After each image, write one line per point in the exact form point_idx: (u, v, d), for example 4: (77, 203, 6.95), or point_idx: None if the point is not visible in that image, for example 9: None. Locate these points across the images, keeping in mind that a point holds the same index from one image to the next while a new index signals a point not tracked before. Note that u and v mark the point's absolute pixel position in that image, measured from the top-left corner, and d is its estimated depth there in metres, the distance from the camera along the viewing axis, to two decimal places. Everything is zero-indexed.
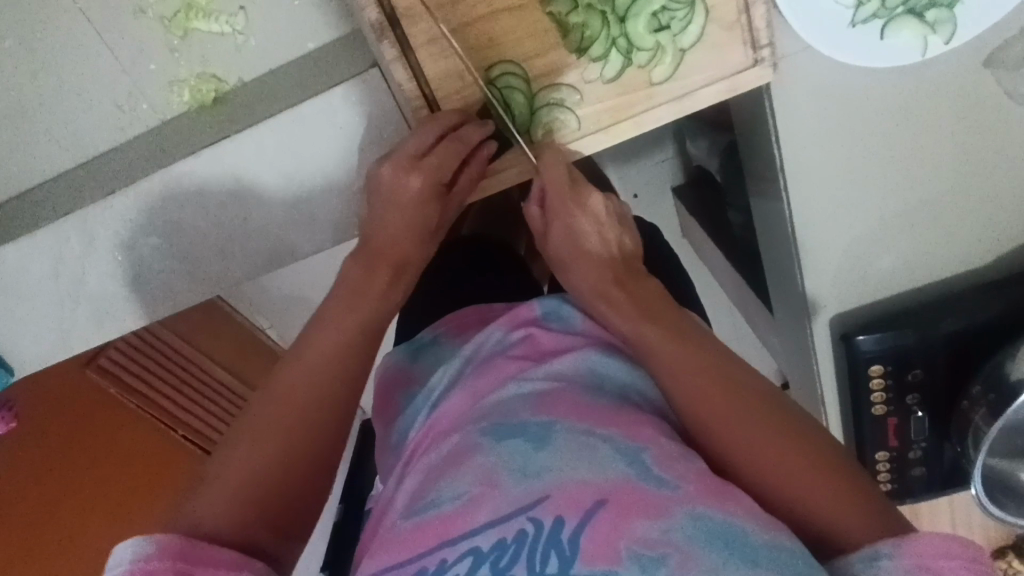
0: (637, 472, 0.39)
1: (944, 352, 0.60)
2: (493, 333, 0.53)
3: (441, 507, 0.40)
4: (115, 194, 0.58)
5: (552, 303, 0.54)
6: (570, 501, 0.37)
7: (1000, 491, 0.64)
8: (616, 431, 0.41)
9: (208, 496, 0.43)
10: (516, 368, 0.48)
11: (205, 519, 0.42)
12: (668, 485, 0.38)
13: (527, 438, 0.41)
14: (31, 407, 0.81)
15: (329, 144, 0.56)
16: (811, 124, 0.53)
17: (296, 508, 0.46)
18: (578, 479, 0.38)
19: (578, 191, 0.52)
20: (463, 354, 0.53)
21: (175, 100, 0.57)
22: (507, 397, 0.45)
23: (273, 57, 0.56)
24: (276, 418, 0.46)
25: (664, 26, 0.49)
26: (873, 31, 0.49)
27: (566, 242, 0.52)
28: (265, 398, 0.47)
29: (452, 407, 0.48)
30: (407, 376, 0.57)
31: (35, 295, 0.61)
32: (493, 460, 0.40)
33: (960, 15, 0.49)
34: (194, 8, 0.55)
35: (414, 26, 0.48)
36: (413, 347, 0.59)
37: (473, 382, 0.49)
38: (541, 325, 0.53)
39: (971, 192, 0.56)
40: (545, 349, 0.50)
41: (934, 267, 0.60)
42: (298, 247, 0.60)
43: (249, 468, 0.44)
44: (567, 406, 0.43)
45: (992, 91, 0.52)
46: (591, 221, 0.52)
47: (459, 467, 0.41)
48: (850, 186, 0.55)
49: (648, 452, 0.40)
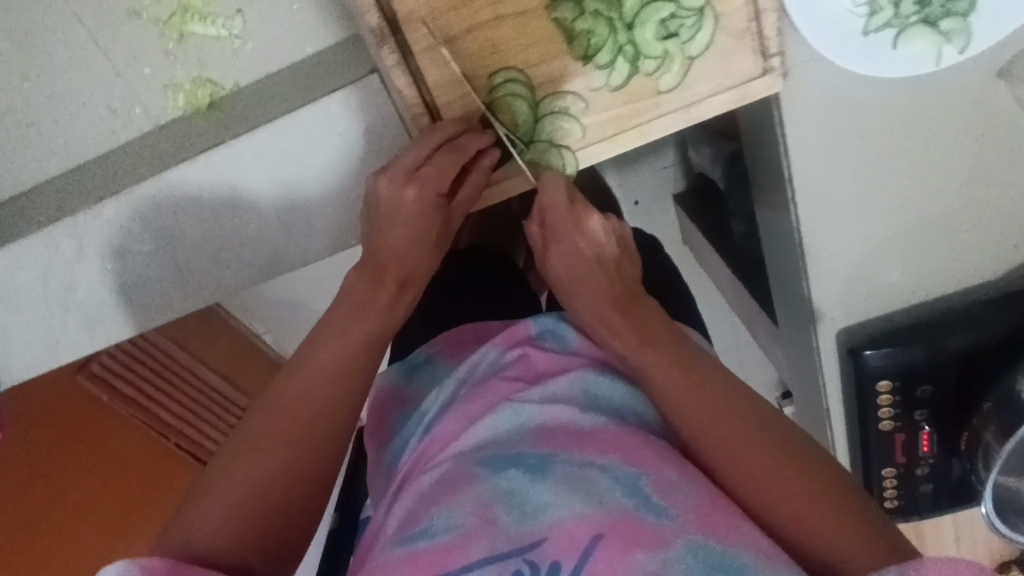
0: (636, 503, 0.38)
1: (954, 368, 0.59)
2: (487, 353, 0.51)
3: (434, 537, 0.38)
4: (107, 199, 0.56)
5: (548, 320, 0.52)
6: (568, 541, 0.36)
7: (1014, 510, 0.61)
8: (615, 458, 0.40)
9: (202, 521, 0.42)
10: (511, 390, 0.47)
11: (197, 543, 0.41)
12: (667, 515, 0.37)
13: (525, 472, 0.40)
14: (21, 415, 0.78)
15: (327, 153, 0.55)
16: (820, 133, 0.51)
17: (288, 535, 0.44)
18: (576, 514, 0.37)
19: (579, 213, 0.50)
20: (457, 376, 0.51)
21: (170, 104, 0.56)
22: (502, 421, 0.44)
23: (267, 61, 0.55)
24: (269, 440, 0.45)
25: (672, 33, 0.47)
26: (885, 41, 0.47)
27: (566, 265, 0.51)
28: (261, 420, 0.45)
29: (444, 431, 0.46)
30: (401, 396, 0.56)
31: (23, 303, 0.59)
32: (489, 492, 0.39)
33: (976, 25, 0.46)
34: (189, 11, 0.54)
35: (415, 31, 0.46)
36: (408, 365, 0.58)
37: (467, 405, 0.47)
38: (536, 344, 0.51)
39: (984, 206, 0.55)
40: (541, 371, 0.49)
41: (943, 282, 0.59)
42: (293, 258, 0.58)
43: (248, 494, 0.43)
44: (564, 435, 0.42)
45: (1005, 103, 0.51)
46: (588, 240, 0.51)
47: (454, 496, 0.40)
48: (861, 200, 0.54)
49: (646, 479, 0.39)
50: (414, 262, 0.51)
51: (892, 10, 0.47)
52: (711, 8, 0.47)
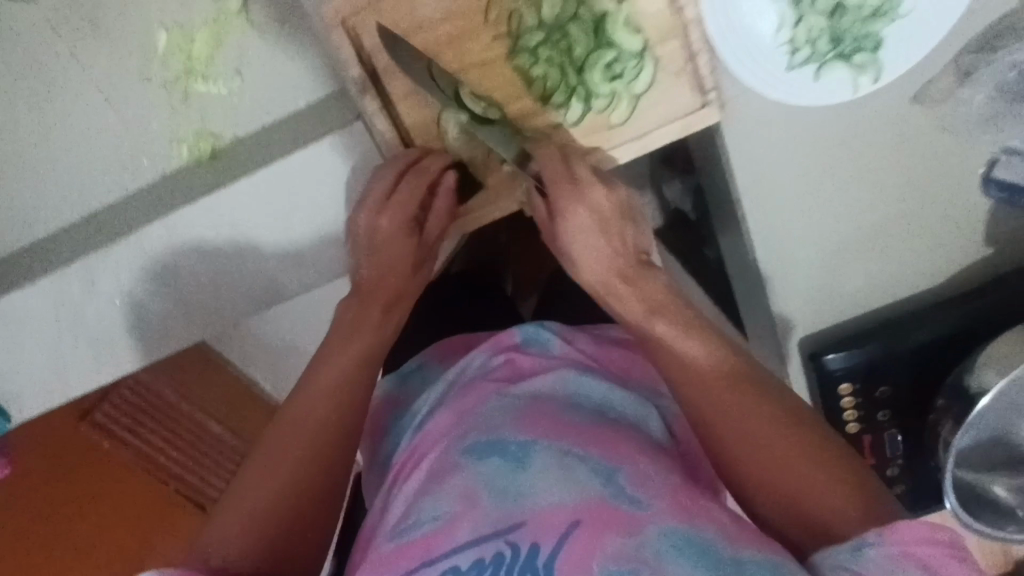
0: (611, 489, 0.41)
1: (908, 366, 0.63)
2: (476, 358, 0.56)
3: (422, 526, 0.42)
4: (116, 242, 0.61)
5: (531, 329, 0.57)
6: (546, 525, 0.39)
7: (976, 503, 0.63)
8: (594, 450, 0.44)
9: (223, 530, 0.45)
10: (498, 391, 0.51)
11: (217, 551, 0.44)
12: (641, 503, 0.40)
13: (507, 458, 0.44)
14: (26, 456, 0.84)
15: (317, 192, 0.60)
16: (758, 159, 0.57)
17: (302, 545, 0.47)
18: (555, 502, 0.40)
19: (581, 186, 0.52)
20: (447, 378, 0.57)
21: (173, 154, 0.61)
22: (489, 415, 0.48)
23: (261, 113, 0.61)
24: (280, 454, 0.49)
25: (617, 75, 0.53)
26: (807, 74, 0.53)
27: (571, 235, 0.54)
28: (273, 435, 0.50)
29: (435, 428, 0.51)
30: (395, 401, 0.60)
31: (36, 340, 0.64)
32: (473, 478, 0.43)
33: (886, 57, 0.52)
34: (193, 72, 0.60)
35: (393, 81, 0.52)
36: (399, 376, 0.62)
37: (458, 404, 0.52)
38: (520, 350, 0.56)
39: (922, 217, 0.60)
40: (523, 372, 0.54)
41: (891, 290, 0.64)
42: (286, 289, 0.63)
43: (264, 505, 0.47)
44: (545, 424, 0.46)
45: (928, 125, 0.56)
46: (591, 205, 0.52)
47: (441, 486, 0.44)
48: (806, 215, 0.59)
49: (621, 471, 0.42)
50: (402, 278, 0.57)
51: (811, 47, 0.53)
52: (651, 51, 0.53)
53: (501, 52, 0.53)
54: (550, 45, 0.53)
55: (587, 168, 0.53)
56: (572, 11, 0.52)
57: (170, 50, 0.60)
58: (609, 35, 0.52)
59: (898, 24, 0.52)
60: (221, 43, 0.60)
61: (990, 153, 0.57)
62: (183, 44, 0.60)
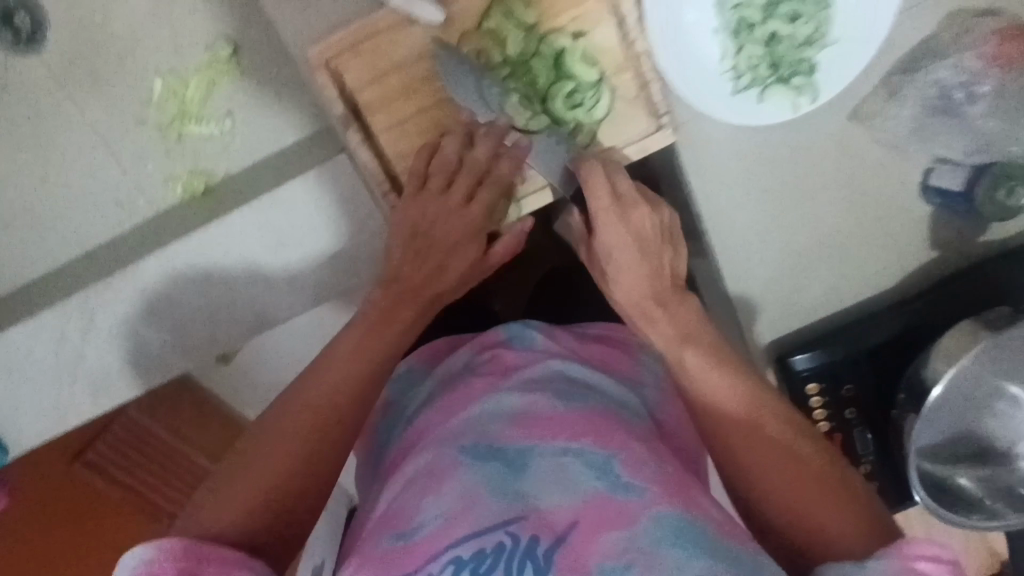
0: (606, 483, 0.44)
1: (868, 365, 0.68)
2: (463, 355, 0.61)
3: (425, 528, 0.44)
4: (113, 276, 0.64)
5: (516, 327, 0.61)
6: (545, 524, 0.42)
7: (945, 496, 0.65)
8: (587, 443, 0.46)
9: (223, 502, 0.49)
10: (490, 389, 0.54)
11: (217, 519, 0.49)
12: (634, 492, 0.43)
13: (506, 464, 0.46)
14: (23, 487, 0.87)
15: (306, 221, 0.64)
16: (712, 177, 0.62)
17: (294, 521, 0.51)
18: (555, 504, 0.43)
19: (623, 206, 0.54)
20: (435, 377, 0.61)
21: (170, 193, 0.66)
22: (485, 416, 0.51)
23: (252, 151, 0.65)
24: (281, 435, 0.52)
25: (578, 104, 0.57)
26: (750, 97, 0.58)
27: (609, 249, 0.56)
28: (278, 414, 0.53)
29: (430, 428, 0.53)
30: (385, 406, 0.64)
31: (35, 375, 0.66)
32: (472, 480, 0.45)
33: (820, 80, 0.58)
34: (187, 116, 0.65)
35: (373, 116, 0.57)
36: (389, 379, 0.65)
37: (449, 403, 0.54)
38: (505, 346, 0.59)
39: (870, 224, 0.64)
40: (508, 365, 0.57)
41: (849, 294, 0.67)
42: (278, 315, 0.67)
43: (262, 483, 0.50)
44: (537, 423, 0.49)
45: (865, 140, 0.61)
46: (632, 226, 0.55)
47: (440, 488, 0.46)
48: (764, 226, 0.64)
49: (615, 460, 0.45)
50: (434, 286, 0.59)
51: (752, 73, 0.58)
52: (607, 81, 0.57)
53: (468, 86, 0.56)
54: (515, 78, 0.56)
55: (628, 190, 0.55)
56: (535, 47, 0.55)
57: (165, 97, 0.64)
58: (568, 69, 0.56)
59: (828, 51, 0.57)
60: (213, 89, 0.64)
61: (924, 164, 0.62)
62: (177, 90, 0.64)
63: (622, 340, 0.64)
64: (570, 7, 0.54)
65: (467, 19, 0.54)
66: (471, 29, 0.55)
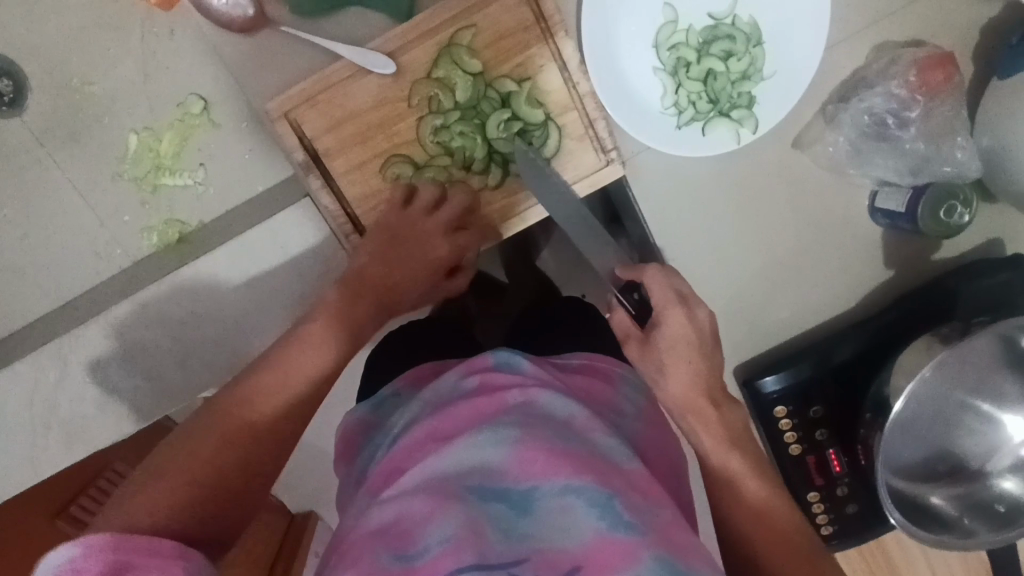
0: (609, 522, 0.46)
1: (833, 384, 0.68)
2: (449, 378, 0.60)
3: (429, 550, 0.45)
4: (86, 322, 0.67)
5: (504, 353, 0.60)
6: (548, 562, 0.45)
7: (920, 514, 0.64)
8: (589, 480, 0.48)
9: (168, 477, 0.47)
10: (484, 419, 0.54)
11: (143, 508, 0.45)
12: (634, 532, 0.45)
13: (512, 504, 0.48)
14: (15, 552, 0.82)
15: (271, 260, 0.66)
16: (664, 208, 0.65)
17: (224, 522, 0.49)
18: (559, 544, 0.46)
19: (689, 306, 0.55)
20: (422, 399, 0.60)
21: (146, 243, 0.68)
22: (482, 447, 0.51)
23: (226, 199, 0.68)
24: (226, 426, 0.50)
25: (528, 142, 0.59)
26: (695, 130, 0.61)
27: (667, 345, 0.55)
28: (226, 403, 0.51)
29: (418, 451, 0.53)
30: (369, 424, 0.66)
31: (12, 424, 0.68)
32: (478, 517, 0.47)
33: (758, 112, 0.61)
34: (161, 169, 0.67)
35: (333, 161, 0.60)
36: (374, 401, 0.68)
37: (439, 428, 0.54)
38: (493, 371, 0.59)
39: (825, 246, 0.66)
40: (496, 388, 0.57)
41: (812, 315, 0.69)
42: (250, 355, 0.69)
43: (210, 464, 0.49)
44: (539, 459, 0.49)
45: (808, 166, 0.64)
46: (696, 324, 0.55)
47: (441, 514, 0.46)
48: (725, 252, 0.66)
49: (617, 499, 0.47)
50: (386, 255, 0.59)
51: (693, 108, 0.61)
52: (553, 121, 0.59)
53: (415, 132, 0.59)
54: (465, 121, 0.59)
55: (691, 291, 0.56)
56: (482, 91, 0.58)
57: (140, 151, 0.68)
58: (515, 110, 0.58)
59: (763, 85, 0.60)
60: (186, 142, 0.67)
61: (869, 187, 0.65)
62: (151, 145, 0.67)
63: (603, 369, 0.65)
64: (514, 54, 0.58)
65: (417, 69, 0.58)
66: (421, 78, 0.58)
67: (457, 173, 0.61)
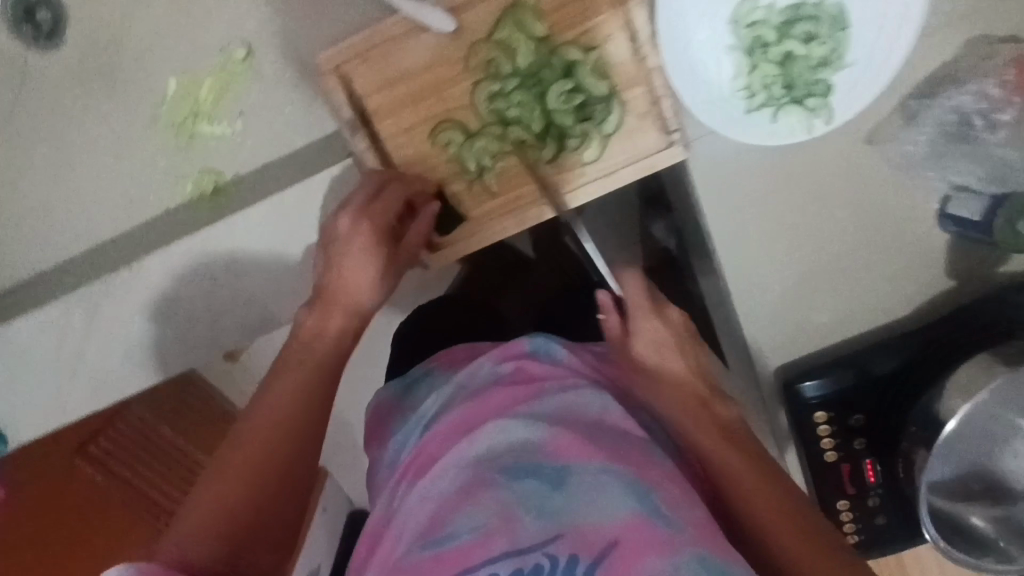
0: (646, 512, 0.43)
1: (876, 393, 0.66)
2: (484, 363, 0.58)
3: (459, 538, 0.43)
4: (115, 271, 0.64)
5: (541, 340, 0.58)
6: (584, 543, 0.42)
7: (951, 530, 0.63)
8: (625, 470, 0.46)
9: (220, 483, 0.48)
10: (514, 401, 0.52)
11: (194, 529, 0.46)
12: (672, 525, 0.43)
13: (542, 479, 0.45)
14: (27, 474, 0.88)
15: (313, 224, 0.63)
16: (719, 197, 0.62)
17: (273, 531, 0.49)
18: (592, 520, 0.43)
19: (661, 308, 0.58)
20: (455, 383, 0.59)
21: (179, 192, 0.66)
22: (515, 429, 0.49)
23: (263, 153, 0.64)
24: (258, 428, 0.50)
25: (587, 116, 0.56)
26: (764, 116, 0.57)
27: (654, 350, 0.57)
28: (253, 408, 0.51)
29: (450, 436, 0.52)
30: (398, 405, 0.65)
31: (39, 365, 0.68)
32: (509, 499, 0.45)
33: (835, 102, 0.56)
34: (199, 115, 0.65)
35: (382, 122, 0.57)
36: (405, 382, 0.67)
37: (472, 411, 0.53)
38: (530, 358, 0.57)
39: (886, 249, 0.63)
40: (533, 376, 0.55)
41: (863, 322, 0.66)
42: (278, 317, 0.70)
43: (257, 468, 0.49)
44: (574, 443, 0.47)
45: (878, 163, 0.60)
46: (670, 325, 0.58)
47: (473, 502, 0.45)
48: (778, 247, 0.63)
49: (654, 493, 0.45)
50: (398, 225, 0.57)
51: (766, 92, 0.57)
52: (617, 96, 0.56)
53: (468, 97, 0.56)
54: (523, 89, 0.56)
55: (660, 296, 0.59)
56: (545, 57, 0.55)
57: (179, 96, 0.66)
58: (577, 80, 0.55)
59: (844, 73, 0.56)
60: (226, 90, 0.65)
61: (940, 190, 0.60)
62: (191, 91, 0.65)
63: None
64: (581, 20, 0.54)
65: (478, 28, 0.55)
66: (481, 39, 0.55)
67: (508, 145, 0.58)
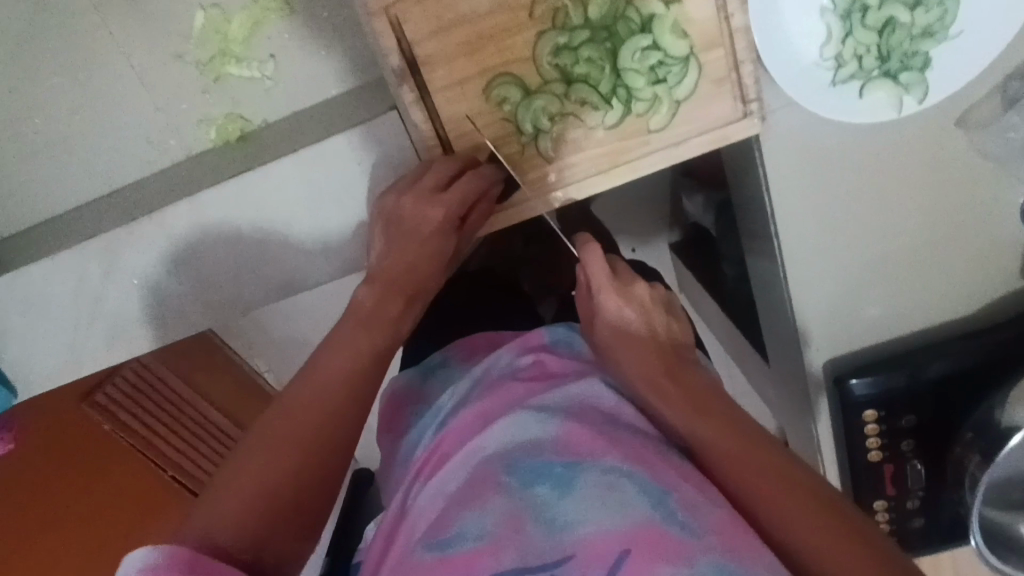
0: (661, 515, 0.39)
1: (932, 395, 0.61)
2: (503, 356, 0.55)
3: (465, 544, 0.40)
4: (139, 219, 0.61)
5: (560, 332, 0.57)
6: (595, 555, 0.38)
7: (998, 540, 0.60)
8: (643, 469, 0.42)
9: (253, 459, 0.46)
10: (528, 392, 0.49)
11: (224, 508, 0.44)
12: (690, 531, 0.38)
13: (552, 484, 0.42)
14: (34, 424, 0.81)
15: (347, 179, 0.60)
16: (795, 176, 0.55)
17: (305, 517, 0.47)
18: (601, 530, 0.39)
19: (624, 283, 0.55)
20: (473, 376, 0.55)
21: (204, 137, 0.62)
22: (527, 423, 0.45)
23: (296, 100, 0.61)
24: (302, 405, 0.48)
25: (660, 79, 0.52)
26: (851, 92, 0.52)
27: (612, 331, 0.53)
28: (294, 386, 0.50)
29: (461, 432, 0.48)
30: (415, 394, 0.61)
31: (52, 310, 0.65)
32: (518, 502, 0.41)
33: (931, 79, 0.52)
34: (227, 55, 0.60)
35: (432, 72, 0.52)
36: (424, 368, 0.63)
37: (483, 404, 0.50)
38: (550, 350, 0.55)
39: (958, 244, 0.58)
40: (553, 372, 0.52)
41: (923, 319, 0.62)
42: (306, 283, 0.65)
43: (302, 444, 0.47)
44: (590, 441, 0.43)
45: (966, 150, 0.55)
46: (635, 299, 0.54)
47: (482, 500, 0.41)
48: (846, 235, 0.58)
49: (672, 495, 0.40)
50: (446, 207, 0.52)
51: (856, 64, 0.52)
52: (695, 57, 0.52)
53: (530, 51, 0.51)
54: (594, 44, 0.51)
55: (626, 270, 0.56)
56: (620, 10, 0.50)
57: (207, 31, 0.60)
58: (655, 38, 0.51)
59: (945, 46, 0.51)
60: (257, 29, 0.60)
61: None
62: (219, 25, 0.59)
63: None
64: None
65: None
66: None
67: (568, 107, 0.53)
